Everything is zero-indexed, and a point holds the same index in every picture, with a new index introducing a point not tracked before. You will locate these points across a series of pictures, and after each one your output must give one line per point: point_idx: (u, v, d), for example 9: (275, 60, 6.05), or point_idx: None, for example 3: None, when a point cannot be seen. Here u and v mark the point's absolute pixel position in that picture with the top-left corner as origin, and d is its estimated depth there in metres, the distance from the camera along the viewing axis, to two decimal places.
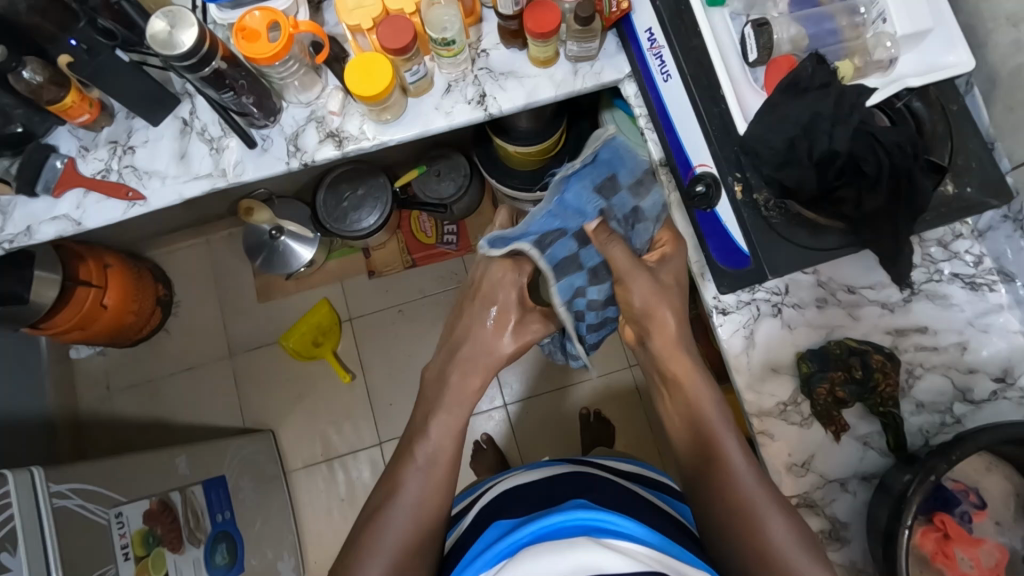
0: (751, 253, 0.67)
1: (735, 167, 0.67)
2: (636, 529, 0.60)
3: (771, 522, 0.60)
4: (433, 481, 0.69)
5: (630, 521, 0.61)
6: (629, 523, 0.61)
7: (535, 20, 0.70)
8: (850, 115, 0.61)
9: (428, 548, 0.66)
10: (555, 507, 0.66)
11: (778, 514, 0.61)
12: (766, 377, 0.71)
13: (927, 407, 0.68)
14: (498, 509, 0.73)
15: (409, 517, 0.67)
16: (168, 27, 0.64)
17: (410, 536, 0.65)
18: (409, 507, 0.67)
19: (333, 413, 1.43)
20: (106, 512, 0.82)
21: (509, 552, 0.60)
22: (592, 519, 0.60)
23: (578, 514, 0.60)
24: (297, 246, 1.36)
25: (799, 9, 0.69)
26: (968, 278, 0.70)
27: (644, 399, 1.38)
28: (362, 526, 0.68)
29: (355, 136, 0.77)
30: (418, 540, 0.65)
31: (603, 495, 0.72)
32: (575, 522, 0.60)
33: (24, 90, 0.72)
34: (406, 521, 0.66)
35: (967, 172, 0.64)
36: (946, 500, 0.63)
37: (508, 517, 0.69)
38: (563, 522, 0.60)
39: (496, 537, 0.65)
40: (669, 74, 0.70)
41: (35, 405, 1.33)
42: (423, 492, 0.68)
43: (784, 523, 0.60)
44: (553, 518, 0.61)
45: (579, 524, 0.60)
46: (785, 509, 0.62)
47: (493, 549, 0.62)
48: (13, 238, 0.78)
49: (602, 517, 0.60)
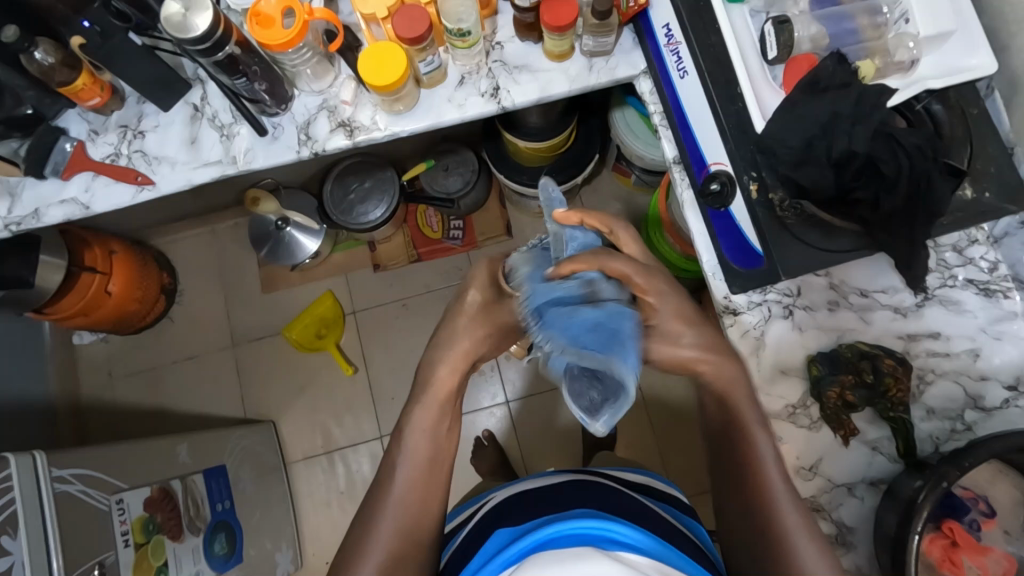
0: (764, 253, 0.67)
1: (751, 167, 0.66)
2: (641, 539, 0.61)
3: (803, 549, 0.56)
4: (425, 482, 0.65)
5: (635, 531, 0.61)
6: (637, 535, 0.61)
7: (551, 14, 0.69)
8: (872, 113, 0.61)
9: (415, 554, 0.63)
10: (561, 515, 0.66)
11: (810, 542, 0.57)
12: (776, 379, 0.70)
13: (938, 413, 0.68)
14: (499, 519, 0.73)
15: (396, 525, 0.63)
16: (182, 10, 0.64)
17: (401, 537, 0.63)
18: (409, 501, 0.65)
19: (335, 406, 1.42)
20: (107, 499, 0.82)
21: (518, 558, 0.60)
22: (598, 528, 0.60)
23: (584, 522, 0.60)
24: (302, 237, 1.35)
25: (820, 7, 0.68)
26: (982, 285, 0.69)
27: (647, 400, 1.37)
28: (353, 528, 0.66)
29: (367, 126, 0.77)
30: (405, 547, 0.63)
31: (609, 506, 0.71)
32: (580, 530, 0.60)
33: (36, 72, 0.72)
34: (390, 522, 0.63)
35: (985, 177, 0.64)
36: (954, 507, 0.63)
37: (512, 526, 0.69)
38: (567, 529, 0.60)
39: (503, 543, 0.65)
40: (686, 71, 0.70)
41: (37, 389, 1.33)
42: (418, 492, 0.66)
43: (816, 553, 0.56)
44: (563, 525, 0.60)
45: (585, 533, 0.59)
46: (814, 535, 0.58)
47: (500, 556, 0.61)
48: (20, 220, 0.77)
49: (608, 527, 0.60)
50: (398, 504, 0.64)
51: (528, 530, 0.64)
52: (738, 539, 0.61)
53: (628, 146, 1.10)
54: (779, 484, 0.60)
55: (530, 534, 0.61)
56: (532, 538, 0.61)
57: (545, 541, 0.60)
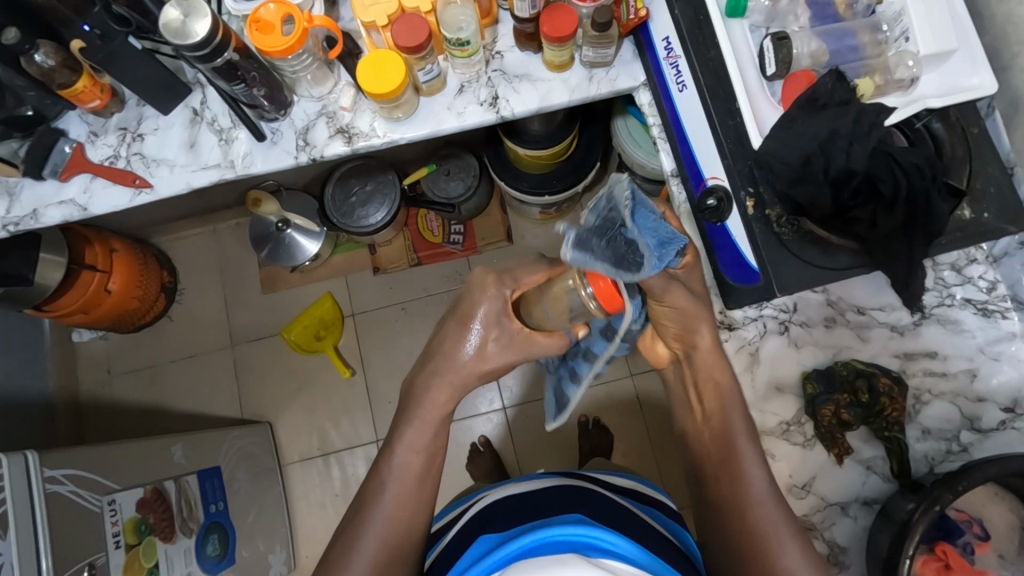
0: (760, 269, 0.65)
1: (748, 181, 0.65)
2: (631, 549, 0.60)
3: (784, 552, 0.60)
4: (412, 490, 0.67)
5: (626, 541, 0.60)
6: (626, 544, 0.61)
7: (550, 25, 0.69)
8: (869, 132, 0.61)
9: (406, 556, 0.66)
10: (547, 521, 0.65)
11: (794, 544, 0.60)
12: (771, 396, 0.69)
13: (934, 433, 0.67)
14: (486, 522, 0.72)
15: (389, 531, 0.66)
16: (182, 16, 0.64)
17: (392, 538, 0.65)
18: (390, 514, 0.66)
19: (332, 408, 1.42)
20: (99, 500, 0.81)
21: (502, 564, 0.60)
22: (583, 536, 0.59)
23: (568, 529, 0.59)
24: (303, 239, 1.35)
25: (821, 23, 0.68)
26: (980, 304, 0.68)
27: (645, 409, 1.37)
28: (341, 532, 0.68)
29: (365, 133, 0.77)
30: (396, 555, 0.65)
31: (593, 508, 0.71)
32: (564, 538, 0.59)
33: (37, 74, 0.72)
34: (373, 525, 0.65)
35: (985, 197, 0.63)
36: (948, 530, 0.62)
37: (495, 532, 0.68)
38: (552, 537, 0.60)
39: (487, 549, 0.64)
40: (685, 84, 0.69)
41: (36, 386, 1.33)
42: (409, 503, 0.67)
43: (797, 554, 0.60)
44: (547, 531, 0.60)
45: (570, 541, 0.59)
46: (799, 537, 0.61)
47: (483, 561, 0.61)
48: (18, 221, 0.77)
49: (594, 534, 0.60)
50: (385, 512, 0.66)
51: (513, 536, 0.64)
52: (726, 540, 0.64)
53: (628, 155, 1.10)
54: (764, 492, 0.62)
55: (512, 541, 0.60)
56: (515, 544, 0.60)
57: (528, 549, 0.59)
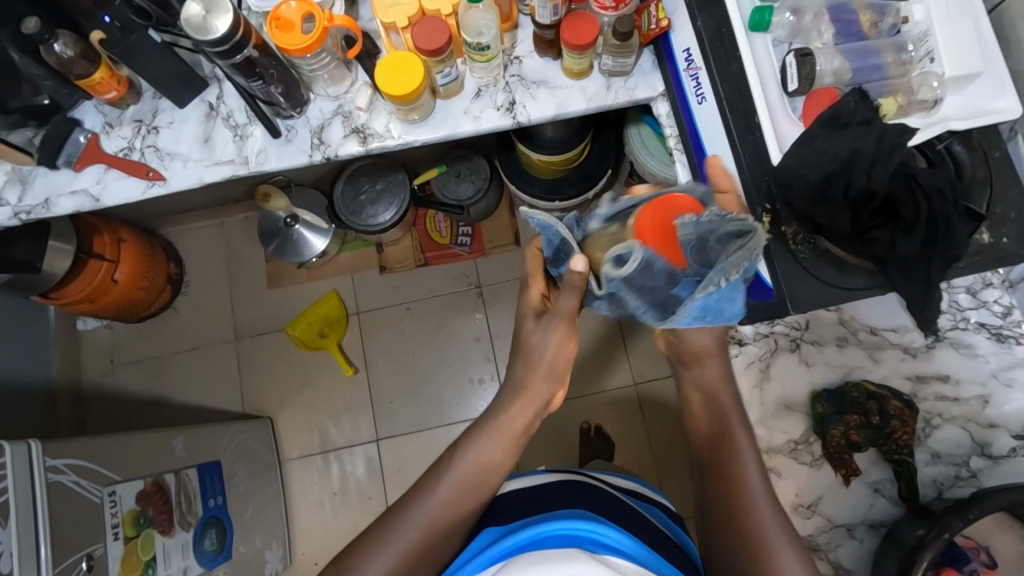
0: (774, 286, 0.65)
1: (766, 198, 0.65)
2: (630, 545, 0.60)
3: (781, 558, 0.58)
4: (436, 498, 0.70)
5: (622, 534, 0.60)
6: (622, 537, 0.60)
7: (572, 32, 0.69)
8: (892, 154, 0.59)
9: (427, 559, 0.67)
10: (552, 514, 0.65)
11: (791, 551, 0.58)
12: (779, 414, 0.69)
13: (943, 458, 0.67)
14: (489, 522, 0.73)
15: (404, 549, 0.67)
16: (203, 12, 0.64)
17: (415, 543, 0.67)
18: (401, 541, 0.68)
19: (334, 406, 1.42)
20: (99, 491, 0.81)
21: (502, 557, 0.60)
22: (584, 530, 0.59)
23: (569, 523, 0.59)
24: (311, 236, 1.35)
25: (845, 41, 0.67)
26: (994, 329, 0.67)
27: (648, 418, 1.36)
28: (353, 545, 0.69)
29: (380, 134, 0.77)
30: (415, 552, 0.67)
31: (597, 504, 0.71)
32: (565, 531, 0.59)
33: (55, 63, 0.72)
34: (390, 552, 0.67)
35: (1005, 222, 0.63)
36: (955, 556, 0.61)
37: (496, 527, 0.69)
38: (553, 530, 0.59)
39: (490, 541, 0.66)
40: (704, 97, 0.69)
41: (39, 373, 1.33)
42: (423, 524, 0.69)
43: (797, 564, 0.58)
44: (549, 525, 0.60)
45: (571, 535, 0.59)
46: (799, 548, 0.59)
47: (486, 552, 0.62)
48: (30, 209, 0.77)
49: (595, 529, 0.59)
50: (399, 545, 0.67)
51: (514, 530, 0.64)
52: (718, 543, 0.64)
53: (642, 163, 1.08)
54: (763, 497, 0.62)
55: (514, 533, 0.61)
56: (517, 537, 0.60)
57: (529, 542, 0.59)
